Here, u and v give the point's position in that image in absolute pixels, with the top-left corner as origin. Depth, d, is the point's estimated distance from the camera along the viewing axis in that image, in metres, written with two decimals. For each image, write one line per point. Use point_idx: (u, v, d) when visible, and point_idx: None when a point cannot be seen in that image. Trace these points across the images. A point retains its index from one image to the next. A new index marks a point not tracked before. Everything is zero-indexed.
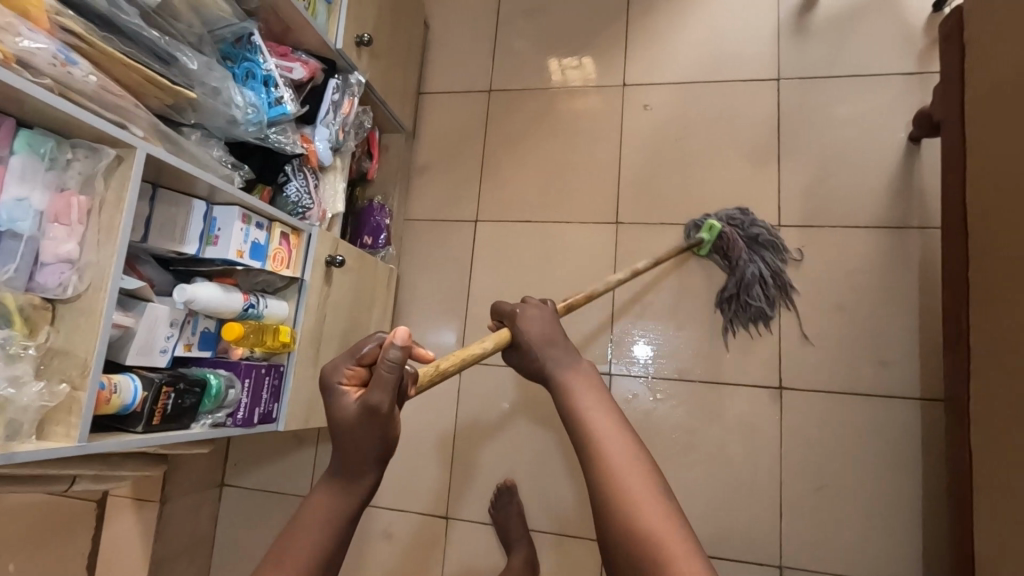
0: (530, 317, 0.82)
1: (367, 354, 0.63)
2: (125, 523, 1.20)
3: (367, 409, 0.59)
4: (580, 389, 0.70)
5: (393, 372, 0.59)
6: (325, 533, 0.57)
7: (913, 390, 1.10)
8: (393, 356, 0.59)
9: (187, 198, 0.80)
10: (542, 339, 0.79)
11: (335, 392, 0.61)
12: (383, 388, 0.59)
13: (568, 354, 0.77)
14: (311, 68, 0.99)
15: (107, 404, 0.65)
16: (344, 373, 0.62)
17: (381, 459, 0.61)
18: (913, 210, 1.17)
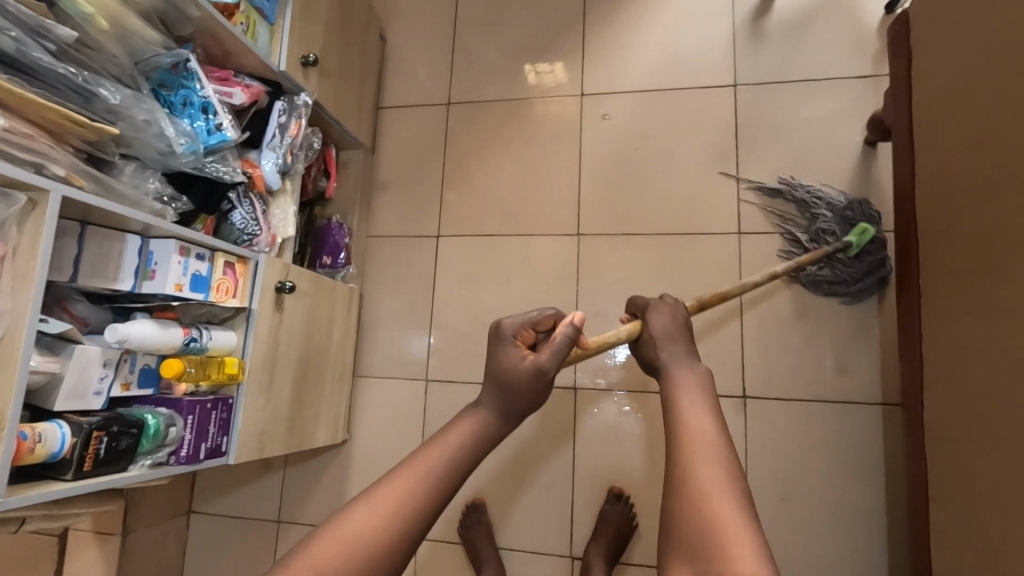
0: (660, 314, 0.84)
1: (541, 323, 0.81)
2: (86, 557, 1.18)
3: (536, 369, 0.73)
4: (692, 405, 0.68)
5: (564, 345, 0.75)
6: (465, 440, 0.67)
7: (874, 395, 1.10)
8: (568, 334, 0.75)
9: (120, 232, 0.78)
10: (665, 337, 0.81)
11: (508, 343, 0.76)
12: (552, 354, 0.74)
13: (683, 362, 0.77)
14: (253, 93, 0.97)
15: (30, 454, 0.63)
16: (518, 330, 0.78)
17: (523, 413, 0.73)
18: (870, 214, 1.16)
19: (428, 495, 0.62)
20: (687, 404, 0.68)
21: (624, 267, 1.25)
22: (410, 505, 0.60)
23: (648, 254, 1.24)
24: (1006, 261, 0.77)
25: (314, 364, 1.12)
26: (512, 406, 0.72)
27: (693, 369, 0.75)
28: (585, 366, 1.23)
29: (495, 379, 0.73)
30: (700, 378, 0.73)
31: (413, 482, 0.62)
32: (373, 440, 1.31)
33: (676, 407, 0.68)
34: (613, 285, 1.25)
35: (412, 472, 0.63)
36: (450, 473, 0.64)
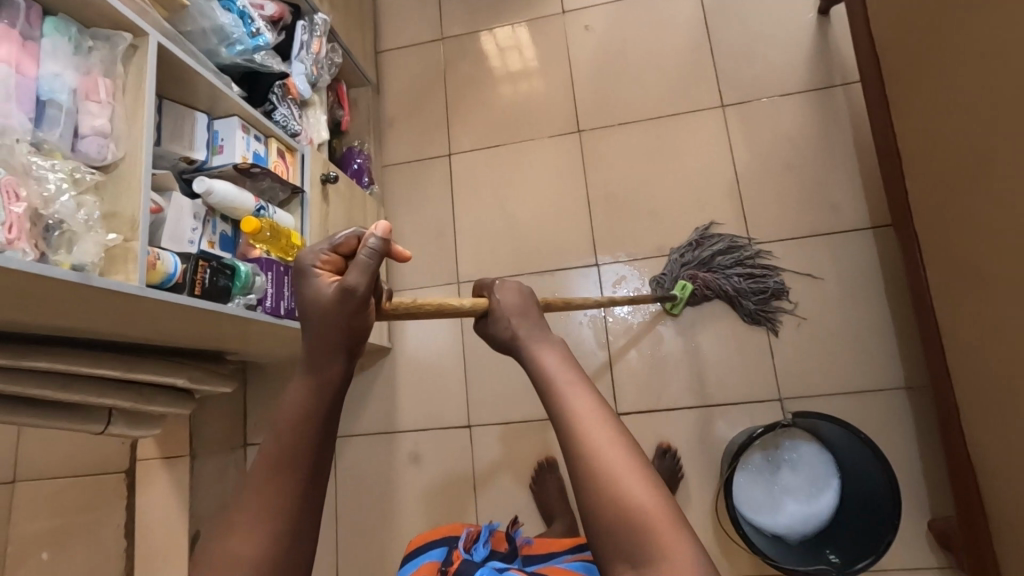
0: (506, 292, 0.69)
1: (346, 243, 0.58)
2: (158, 484, 1.22)
3: (342, 292, 0.55)
4: (591, 422, 0.56)
5: (372, 260, 0.55)
6: (302, 437, 0.55)
7: (863, 222, 1.23)
8: (376, 250, 0.55)
9: (190, 110, 0.87)
10: (518, 317, 0.67)
11: (311, 274, 0.57)
12: (361, 273, 0.55)
13: (550, 355, 0.63)
14: (280, 7, 1.07)
15: (153, 269, 0.70)
16: (319, 259, 0.57)
17: (348, 348, 0.58)
18: (834, 70, 1.30)
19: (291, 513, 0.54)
20: (588, 423, 0.56)
21: (624, 152, 1.37)
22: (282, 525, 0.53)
23: (645, 136, 1.37)
24: (948, 45, 0.91)
25: None
26: (330, 348, 0.56)
27: (559, 358, 0.63)
28: (603, 246, 1.34)
29: (313, 341, 0.56)
30: (575, 373, 0.61)
31: (268, 500, 0.53)
32: (415, 345, 1.38)
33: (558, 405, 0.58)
34: (618, 168, 1.36)
35: (263, 477, 0.54)
36: (304, 457, 0.55)
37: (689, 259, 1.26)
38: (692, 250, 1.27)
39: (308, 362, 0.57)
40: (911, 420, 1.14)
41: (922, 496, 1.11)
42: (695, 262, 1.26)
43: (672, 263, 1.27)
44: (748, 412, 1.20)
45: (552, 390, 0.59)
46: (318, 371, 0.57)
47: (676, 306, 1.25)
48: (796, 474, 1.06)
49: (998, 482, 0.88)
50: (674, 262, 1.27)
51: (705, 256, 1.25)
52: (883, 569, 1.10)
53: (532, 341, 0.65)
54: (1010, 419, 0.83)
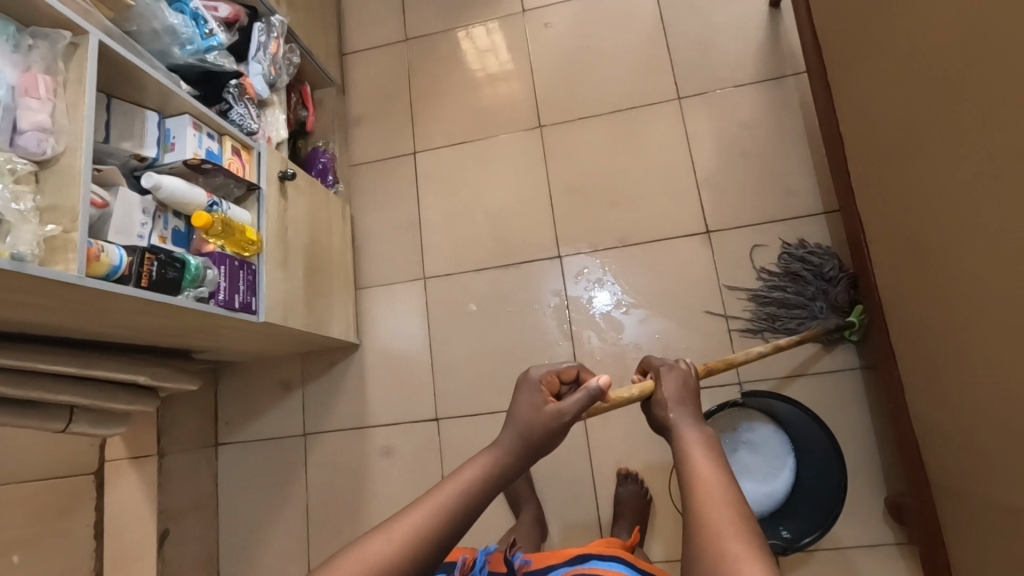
0: (670, 378, 0.72)
1: (568, 372, 0.75)
2: (127, 484, 1.23)
3: (555, 413, 0.67)
4: (710, 487, 0.56)
5: (589, 396, 0.70)
6: (474, 489, 0.60)
7: (817, 207, 1.26)
8: (595, 393, 0.70)
9: (140, 108, 0.89)
10: (676, 401, 0.70)
11: (533, 387, 0.71)
12: (576, 403, 0.69)
13: (693, 434, 0.64)
14: (234, 10, 1.09)
15: (97, 261, 0.72)
16: (544, 377, 0.72)
17: (538, 450, 0.66)
18: (785, 60, 1.34)
19: (426, 546, 0.55)
20: (706, 486, 0.56)
21: (584, 145, 1.39)
22: (419, 544, 0.54)
23: (604, 129, 1.39)
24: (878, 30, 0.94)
25: (321, 258, 1.21)
26: (525, 445, 0.66)
27: (704, 440, 0.63)
28: (566, 237, 1.35)
29: (515, 426, 0.67)
30: (714, 453, 0.61)
31: (423, 520, 0.56)
32: (383, 341, 1.39)
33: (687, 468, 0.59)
34: (578, 161, 1.39)
35: (425, 501, 0.58)
36: (468, 506, 0.58)
37: (767, 302, 1.23)
38: (763, 297, 1.24)
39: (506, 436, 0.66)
40: (865, 400, 1.17)
41: (876, 473, 1.14)
42: (777, 300, 1.22)
43: (763, 317, 1.23)
44: (709, 397, 1.22)
45: (684, 458, 0.61)
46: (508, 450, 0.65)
47: (855, 331, 1.15)
48: (754, 455, 1.08)
49: (941, 454, 0.90)
50: (761, 315, 1.23)
51: (774, 292, 1.23)
52: (841, 546, 1.12)
53: (681, 422, 0.67)
54: (947, 391, 0.86)
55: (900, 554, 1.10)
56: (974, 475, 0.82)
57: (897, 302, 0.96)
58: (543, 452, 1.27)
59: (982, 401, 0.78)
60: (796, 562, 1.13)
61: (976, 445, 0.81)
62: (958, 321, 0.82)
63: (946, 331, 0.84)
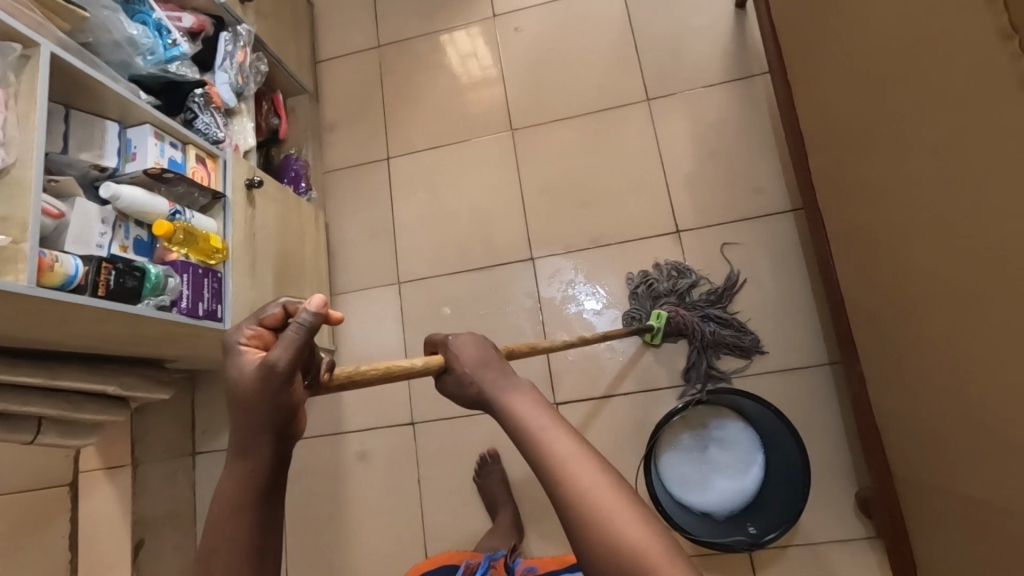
0: (461, 343, 0.61)
1: (272, 316, 0.57)
2: (102, 495, 1.22)
3: (263, 370, 0.52)
4: (577, 466, 0.51)
5: (301, 335, 0.53)
6: (242, 511, 0.54)
7: (785, 204, 1.27)
8: (305, 329, 0.53)
9: (100, 119, 0.89)
10: (478, 366, 0.59)
11: (236, 350, 0.55)
12: (285, 351, 0.53)
13: (524, 401, 0.57)
14: (199, 20, 1.10)
15: (51, 271, 0.72)
16: (244, 337, 0.56)
17: (271, 433, 0.55)
18: (752, 60, 1.35)
19: None
20: (575, 467, 0.51)
21: (555, 147, 1.40)
22: None
23: (575, 131, 1.40)
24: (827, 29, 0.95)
25: (291, 264, 1.21)
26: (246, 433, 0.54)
27: (535, 403, 0.56)
28: (538, 239, 1.36)
29: (234, 427, 0.54)
30: (551, 416, 0.55)
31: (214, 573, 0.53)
32: (359, 346, 1.40)
33: (535, 449, 0.53)
34: (550, 164, 1.39)
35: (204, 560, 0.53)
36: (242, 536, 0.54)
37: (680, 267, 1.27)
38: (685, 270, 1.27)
39: (235, 445, 0.55)
40: (835, 395, 1.17)
41: (846, 468, 1.14)
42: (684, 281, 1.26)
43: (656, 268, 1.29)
44: (681, 395, 1.23)
45: (530, 440, 0.53)
46: (243, 457, 0.55)
47: (654, 336, 1.23)
48: (724, 451, 1.08)
49: (903, 447, 0.90)
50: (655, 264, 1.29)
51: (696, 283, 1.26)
52: (813, 541, 1.13)
53: (501, 390, 0.58)
54: (904, 384, 0.87)
55: (872, 547, 1.11)
56: (933, 467, 0.83)
57: (857, 296, 0.97)
58: (519, 453, 1.28)
59: (935, 393, 0.79)
60: (769, 558, 1.13)
61: (934, 438, 0.81)
62: (906, 315, 0.83)
63: (899, 325, 0.85)
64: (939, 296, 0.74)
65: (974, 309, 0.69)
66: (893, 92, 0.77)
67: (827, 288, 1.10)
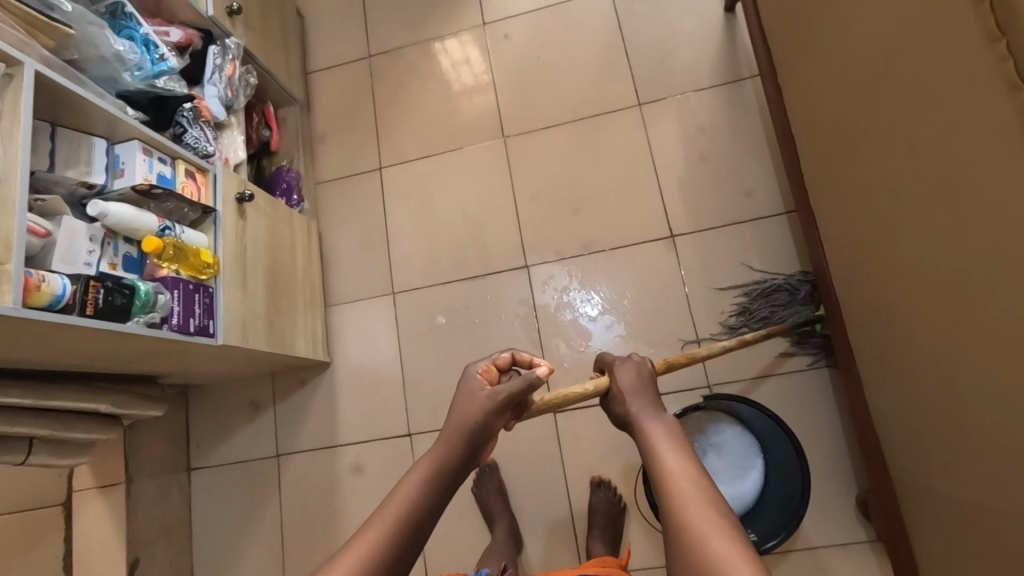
0: (624, 371, 0.77)
1: (503, 360, 0.77)
2: (95, 513, 1.21)
3: (491, 396, 0.71)
4: (687, 490, 0.61)
5: (524, 383, 0.72)
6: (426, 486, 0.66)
7: (778, 207, 1.26)
8: (534, 381, 0.73)
9: (87, 135, 0.89)
10: (633, 392, 0.75)
11: (471, 376, 0.74)
12: (510, 386, 0.72)
13: (659, 428, 0.70)
14: (187, 34, 1.10)
15: (37, 291, 0.71)
16: (481, 368, 0.75)
17: (479, 440, 0.71)
18: (741, 63, 1.35)
19: (393, 546, 0.61)
20: (684, 485, 0.62)
21: (547, 154, 1.40)
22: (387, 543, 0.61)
23: (566, 137, 1.40)
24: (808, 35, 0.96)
25: (283, 277, 1.20)
26: (463, 435, 0.70)
27: (667, 433, 0.69)
28: (532, 246, 1.36)
29: (453, 424, 0.71)
30: (680, 446, 0.67)
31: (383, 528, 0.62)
32: (354, 357, 1.39)
33: (655, 458, 0.66)
34: (542, 171, 1.39)
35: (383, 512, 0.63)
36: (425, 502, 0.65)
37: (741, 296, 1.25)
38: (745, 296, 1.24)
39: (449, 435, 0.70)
40: (833, 398, 1.17)
41: (846, 471, 1.14)
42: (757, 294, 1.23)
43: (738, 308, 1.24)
44: (679, 400, 1.22)
45: (653, 457, 0.67)
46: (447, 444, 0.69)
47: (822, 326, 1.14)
48: (721, 458, 1.07)
49: (900, 450, 0.90)
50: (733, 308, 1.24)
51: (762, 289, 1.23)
52: (814, 546, 1.12)
53: (643, 415, 0.72)
54: (900, 387, 0.86)
55: (873, 551, 1.10)
56: (930, 470, 0.82)
57: (851, 299, 0.97)
58: (516, 462, 1.27)
59: (931, 396, 0.78)
60: (770, 564, 1.12)
61: (931, 441, 0.81)
62: (899, 317, 0.83)
63: (893, 327, 0.85)
64: (932, 298, 0.74)
65: (968, 311, 0.69)
66: (881, 95, 0.77)
67: (822, 291, 1.10)
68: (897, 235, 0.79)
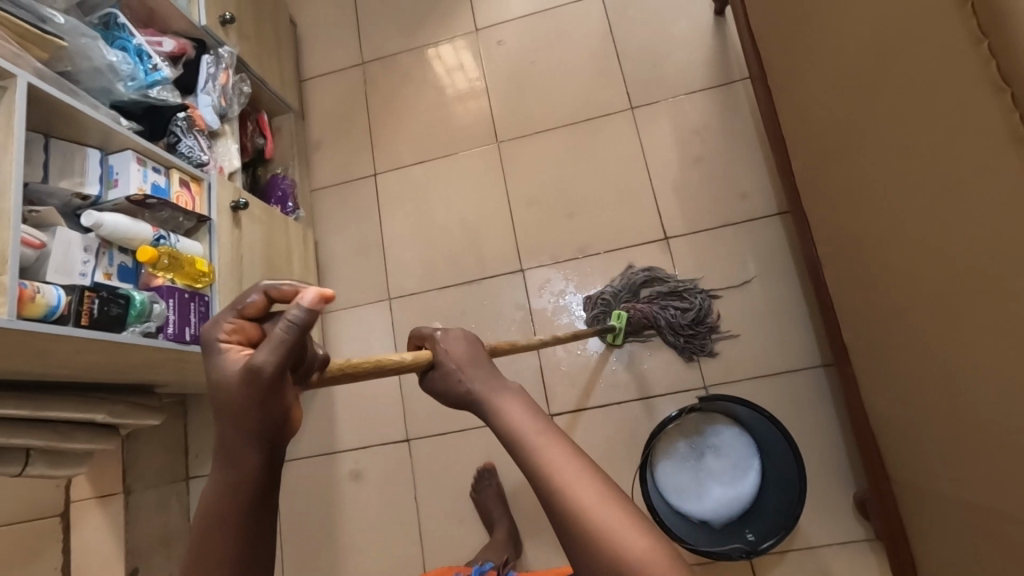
0: (448, 342, 0.61)
1: (253, 307, 0.50)
2: (94, 523, 1.21)
3: (248, 373, 0.46)
4: (571, 474, 0.49)
5: (290, 335, 0.46)
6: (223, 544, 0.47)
7: (771, 207, 1.27)
8: (302, 329, 0.46)
9: (81, 146, 0.89)
10: (467, 364, 0.59)
11: (217, 349, 0.48)
12: (270, 354, 0.46)
13: (513, 403, 0.55)
14: (180, 44, 1.10)
15: (32, 302, 0.72)
16: (224, 331, 0.49)
17: (267, 447, 0.48)
18: (733, 66, 1.36)
19: None
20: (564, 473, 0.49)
21: (541, 158, 1.40)
22: None
23: (561, 141, 1.40)
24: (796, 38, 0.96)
25: None
26: (242, 450, 0.47)
27: (523, 408, 0.55)
28: (527, 250, 1.36)
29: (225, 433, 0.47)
30: (541, 421, 0.54)
31: None
32: None
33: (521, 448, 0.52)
34: (536, 174, 1.40)
35: None
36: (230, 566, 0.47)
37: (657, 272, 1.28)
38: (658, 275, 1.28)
39: (220, 449, 0.48)
40: (828, 397, 1.17)
41: (843, 470, 1.14)
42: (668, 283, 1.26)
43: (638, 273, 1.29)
44: (676, 402, 1.22)
45: (519, 448, 0.52)
46: (231, 464, 0.48)
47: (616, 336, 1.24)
48: (718, 458, 1.08)
49: (897, 448, 0.90)
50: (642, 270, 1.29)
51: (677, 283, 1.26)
52: (813, 545, 1.12)
53: (491, 393, 0.57)
54: (896, 385, 0.86)
55: (873, 550, 1.10)
56: (927, 468, 0.83)
57: (846, 299, 0.97)
58: (515, 466, 1.27)
59: (927, 394, 0.79)
60: (770, 564, 1.12)
61: (927, 439, 0.81)
62: (893, 316, 0.83)
63: (887, 326, 0.85)
64: (925, 297, 0.75)
65: (961, 310, 0.69)
66: (871, 96, 0.78)
67: (817, 291, 1.11)
68: (889, 235, 0.80)
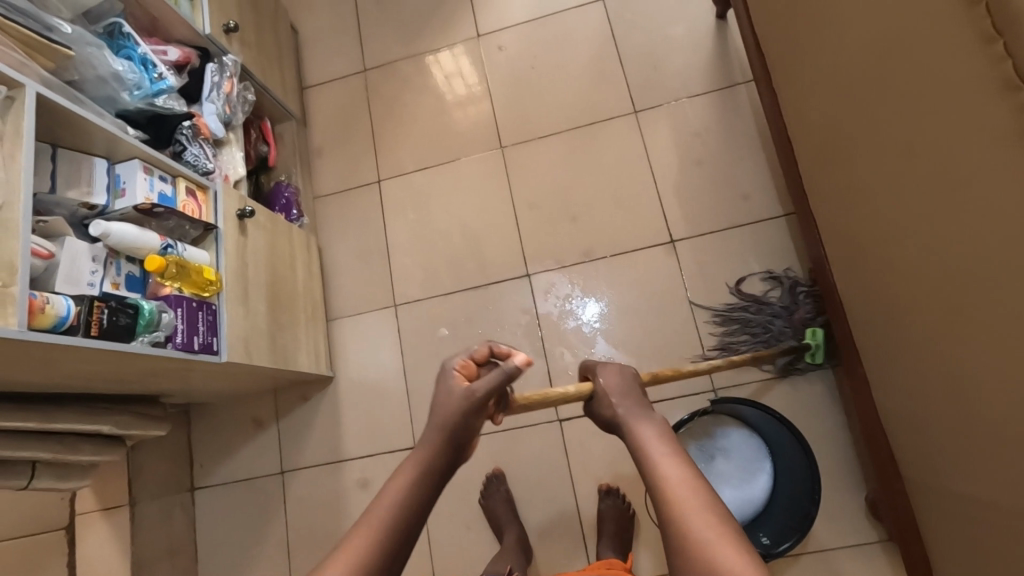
0: (607, 372, 0.78)
1: (480, 352, 0.78)
2: (98, 535, 1.20)
3: (468, 394, 0.73)
4: (686, 499, 0.62)
5: (502, 378, 0.74)
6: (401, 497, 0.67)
7: (776, 209, 1.27)
8: (512, 373, 0.74)
9: (88, 156, 0.89)
10: (620, 393, 0.76)
11: (447, 374, 0.76)
12: (487, 383, 0.73)
13: (648, 428, 0.71)
14: (185, 53, 1.10)
15: (42, 313, 0.71)
16: (458, 363, 0.76)
17: (459, 440, 0.73)
18: (734, 69, 1.37)
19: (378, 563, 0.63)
20: (679, 493, 0.63)
21: (545, 162, 1.40)
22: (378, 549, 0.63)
23: (564, 146, 1.40)
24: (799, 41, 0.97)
25: (284, 292, 1.20)
26: (443, 438, 0.72)
27: (659, 435, 0.70)
28: (532, 254, 1.36)
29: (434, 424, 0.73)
30: (672, 448, 0.68)
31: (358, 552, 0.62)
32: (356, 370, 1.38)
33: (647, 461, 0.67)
34: (539, 179, 1.40)
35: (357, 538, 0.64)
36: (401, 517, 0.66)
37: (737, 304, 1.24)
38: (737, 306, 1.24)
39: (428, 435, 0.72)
40: (837, 398, 1.17)
41: (853, 470, 1.14)
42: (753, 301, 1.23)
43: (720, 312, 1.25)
44: (684, 406, 1.22)
45: (649, 464, 0.67)
46: (431, 445, 0.72)
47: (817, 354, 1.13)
48: (728, 461, 1.08)
49: (908, 448, 0.90)
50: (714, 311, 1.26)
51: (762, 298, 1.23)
52: (825, 547, 1.12)
53: (633, 417, 0.73)
54: (906, 386, 0.86)
55: (885, 551, 1.10)
56: (939, 468, 0.83)
57: (853, 299, 0.97)
58: (523, 471, 1.26)
59: (937, 394, 0.79)
60: (782, 566, 1.12)
61: (939, 438, 0.81)
62: (902, 316, 0.83)
63: (896, 327, 0.86)
64: (934, 297, 0.75)
65: (970, 310, 0.69)
66: (875, 97, 0.78)
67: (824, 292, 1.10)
68: (897, 236, 0.80)
